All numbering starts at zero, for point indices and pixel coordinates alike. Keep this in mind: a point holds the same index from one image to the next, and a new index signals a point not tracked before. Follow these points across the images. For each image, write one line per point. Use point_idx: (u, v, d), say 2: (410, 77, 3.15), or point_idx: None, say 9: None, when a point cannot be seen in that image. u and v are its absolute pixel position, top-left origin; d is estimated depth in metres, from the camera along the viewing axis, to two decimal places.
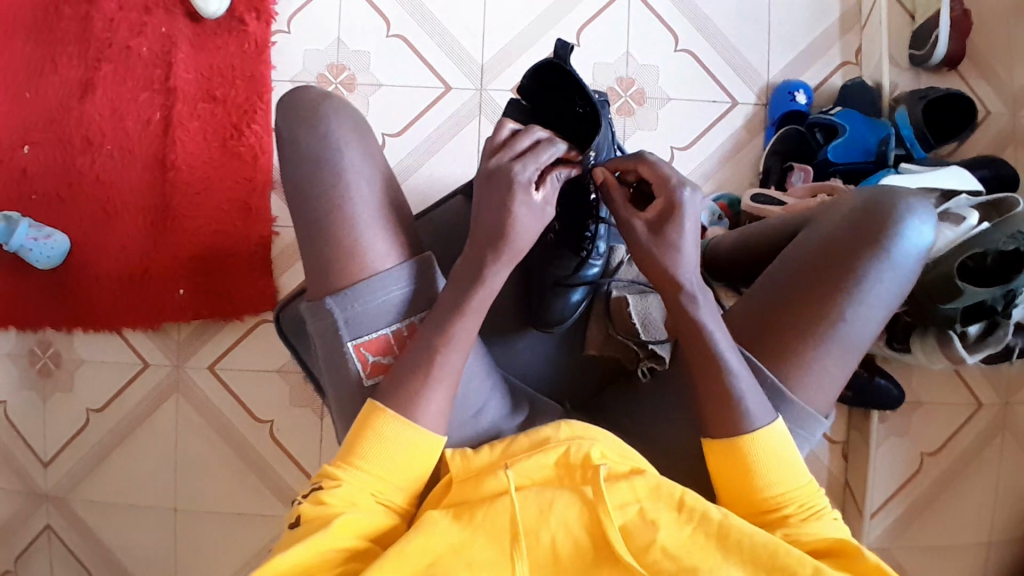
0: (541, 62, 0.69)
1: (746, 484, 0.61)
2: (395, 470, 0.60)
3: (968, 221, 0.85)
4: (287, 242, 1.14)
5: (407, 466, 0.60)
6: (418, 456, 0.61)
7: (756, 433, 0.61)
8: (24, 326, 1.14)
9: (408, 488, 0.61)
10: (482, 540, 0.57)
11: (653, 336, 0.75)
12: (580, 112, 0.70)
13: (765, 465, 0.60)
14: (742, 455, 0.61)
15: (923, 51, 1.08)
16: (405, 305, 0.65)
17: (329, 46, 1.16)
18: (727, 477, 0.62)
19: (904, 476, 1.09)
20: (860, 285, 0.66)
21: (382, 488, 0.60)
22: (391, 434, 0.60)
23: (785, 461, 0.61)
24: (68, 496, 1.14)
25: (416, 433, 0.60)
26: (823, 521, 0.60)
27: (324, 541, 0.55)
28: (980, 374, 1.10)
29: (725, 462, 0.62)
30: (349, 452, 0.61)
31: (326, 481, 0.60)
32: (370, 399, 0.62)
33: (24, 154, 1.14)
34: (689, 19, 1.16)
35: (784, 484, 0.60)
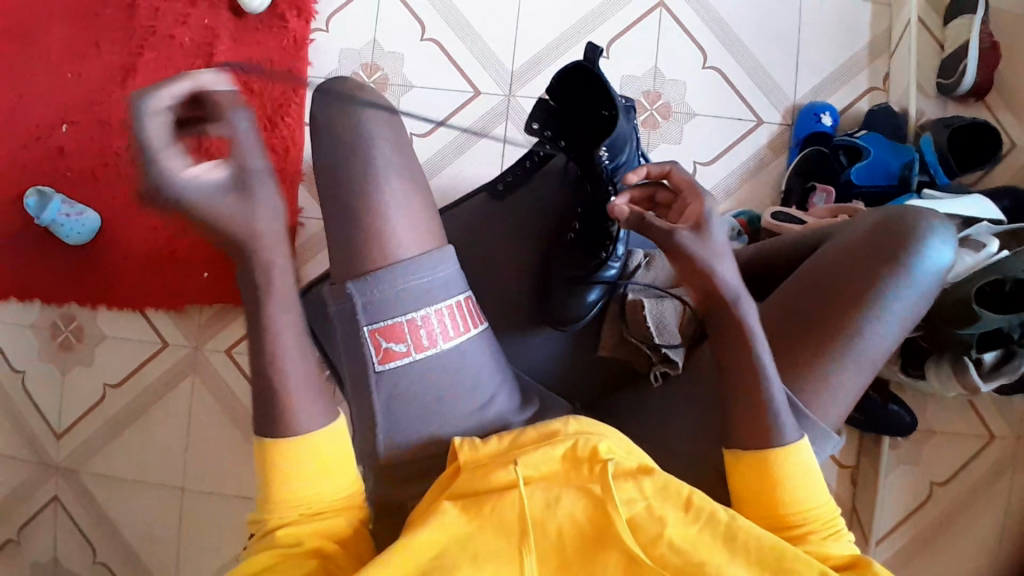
0: (568, 64, 0.71)
1: (766, 499, 0.61)
2: (315, 482, 0.59)
3: (989, 248, 0.84)
4: (311, 233, 1.16)
5: (325, 471, 0.59)
6: (330, 456, 0.60)
7: (787, 447, 0.61)
8: (49, 299, 1.17)
9: (340, 491, 0.60)
10: (489, 532, 0.58)
11: (668, 340, 0.73)
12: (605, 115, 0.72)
13: (790, 479, 0.60)
14: (767, 468, 0.61)
15: (950, 80, 1.09)
16: (424, 295, 0.65)
17: (365, 46, 1.18)
18: (750, 490, 0.62)
19: (912, 506, 1.07)
20: (879, 299, 0.67)
21: (312, 503, 0.59)
22: (289, 452, 0.58)
23: (808, 477, 0.61)
24: (78, 469, 1.15)
25: (309, 438, 0.59)
26: (840, 540, 0.60)
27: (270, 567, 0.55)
28: (994, 406, 1.09)
29: (749, 474, 0.62)
30: (266, 489, 0.59)
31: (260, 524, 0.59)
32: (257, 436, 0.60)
33: (63, 133, 1.17)
34: (718, 38, 1.17)
35: (808, 501, 0.60)
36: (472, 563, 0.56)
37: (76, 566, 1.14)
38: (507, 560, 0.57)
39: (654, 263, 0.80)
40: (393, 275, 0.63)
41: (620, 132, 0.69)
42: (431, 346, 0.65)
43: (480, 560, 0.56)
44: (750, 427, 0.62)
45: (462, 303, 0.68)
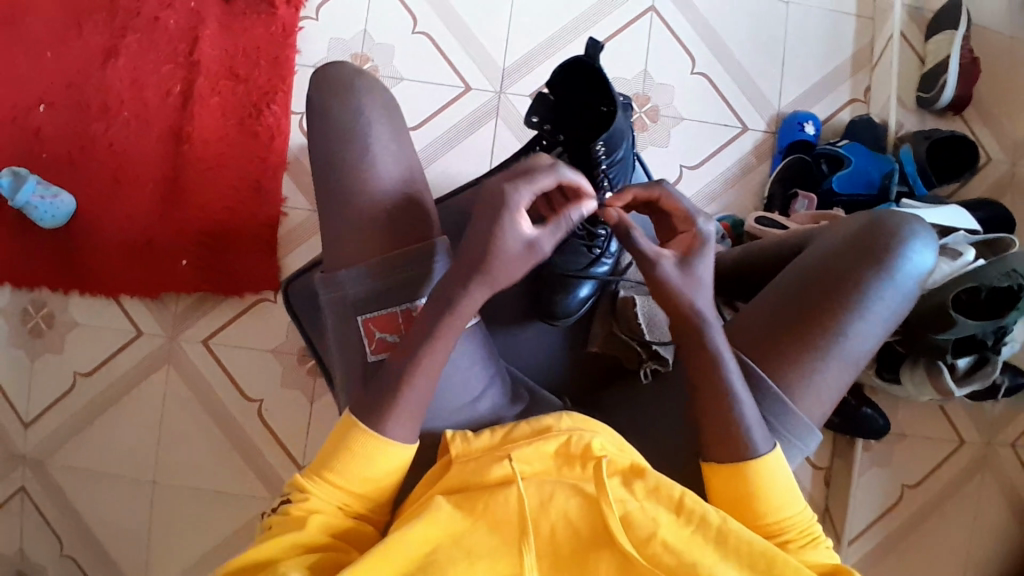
0: (568, 60, 0.73)
1: (744, 510, 0.61)
2: (368, 481, 0.59)
3: (965, 256, 0.89)
4: (295, 224, 1.14)
5: (373, 473, 0.59)
6: (384, 465, 0.59)
7: (761, 458, 0.61)
8: (20, 285, 1.13)
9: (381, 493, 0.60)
10: (483, 529, 0.58)
11: (657, 338, 0.77)
12: (603, 111, 0.76)
13: (765, 489, 0.61)
14: (740, 480, 0.61)
15: (930, 94, 1.12)
16: (399, 290, 0.63)
17: (355, 37, 1.17)
18: (724, 501, 0.62)
19: (884, 507, 1.10)
20: (863, 300, 0.69)
21: (352, 497, 0.59)
22: (364, 450, 0.59)
23: (783, 487, 0.61)
24: (45, 460, 1.12)
25: (387, 448, 0.59)
26: (819, 549, 0.61)
27: (294, 544, 0.55)
28: (963, 411, 1.12)
29: (722, 485, 0.62)
30: (323, 464, 0.59)
31: (297, 494, 0.59)
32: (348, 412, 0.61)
33: (40, 113, 1.14)
34: (706, 44, 1.19)
35: (786, 510, 0.61)
36: (466, 558, 0.56)
37: (41, 561, 1.10)
38: (499, 558, 0.57)
39: (644, 263, 0.84)
40: (377, 272, 0.63)
41: (616, 127, 0.73)
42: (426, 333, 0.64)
43: (474, 558, 0.56)
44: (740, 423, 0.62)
45: None
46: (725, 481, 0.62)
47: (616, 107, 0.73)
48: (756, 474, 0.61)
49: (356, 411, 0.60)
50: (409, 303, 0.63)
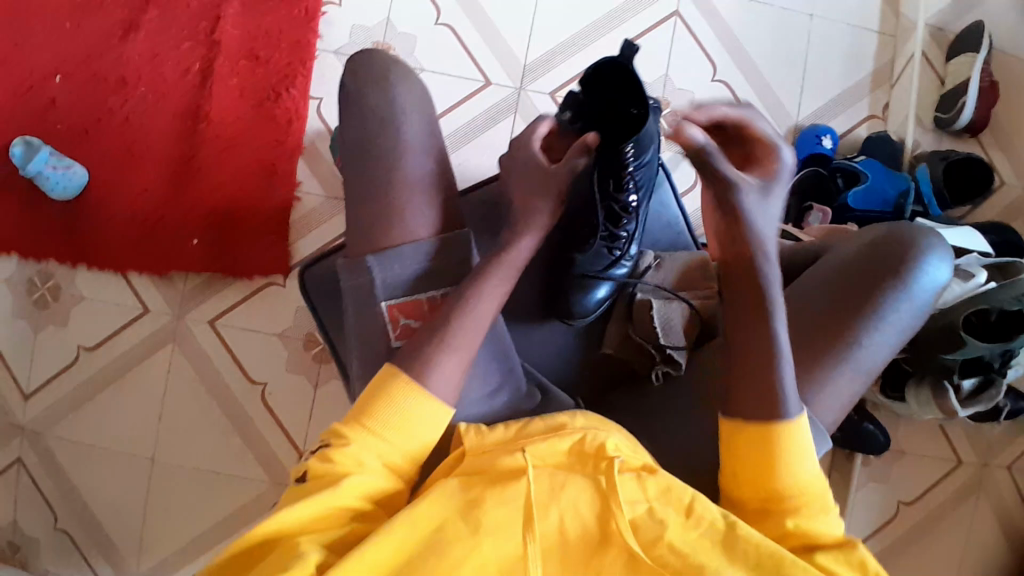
0: (603, 61, 0.67)
1: (762, 472, 0.61)
2: (407, 433, 0.59)
3: (977, 278, 0.89)
4: (308, 209, 1.14)
5: (417, 433, 0.59)
6: (427, 426, 0.60)
7: (788, 421, 0.61)
8: (27, 255, 1.12)
9: (421, 449, 0.60)
10: (492, 503, 0.57)
11: (673, 342, 0.75)
12: (633, 113, 0.69)
13: (787, 448, 0.60)
14: (762, 439, 0.61)
15: (948, 115, 1.12)
16: (431, 277, 0.65)
17: (378, 25, 1.17)
18: (742, 459, 0.62)
19: (880, 522, 1.11)
20: (879, 312, 0.69)
21: (391, 449, 0.59)
22: (404, 399, 0.59)
23: (803, 451, 0.61)
24: (44, 433, 1.11)
25: (437, 410, 0.60)
26: (831, 519, 0.60)
27: (328, 501, 0.55)
28: (962, 432, 1.13)
29: (743, 442, 0.62)
30: (362, 411, 0.59)
31: (335, 440, 0.59)
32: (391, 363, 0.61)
33: (56, 83, 1.13)
34: (728, 52, 1.19)
35: (804, 477, 0.60)
36: (473, 536, 0.55)
37: (35, 534, 1.10)
38: (506, 543, 0.56)
39: (664, 265, 0.82)
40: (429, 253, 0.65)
41: (648, 131, 0.69)
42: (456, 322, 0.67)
43: (480, 536, 0.55)
44: None
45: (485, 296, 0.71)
46: (748, 437, 0.62)
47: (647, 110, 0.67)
48: (781, 434, 0.61)
49: (395, 360, 0.62)
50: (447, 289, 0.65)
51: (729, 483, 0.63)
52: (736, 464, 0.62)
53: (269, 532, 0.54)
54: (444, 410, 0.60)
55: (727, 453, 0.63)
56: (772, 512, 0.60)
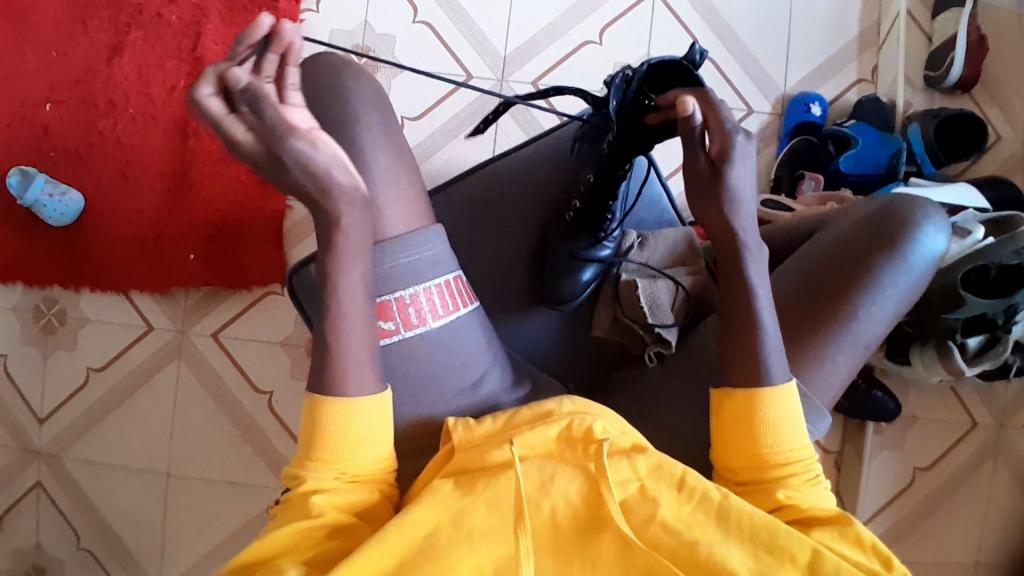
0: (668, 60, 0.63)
1: (749, 443, 0.62)
2: (357, 446, 0.59)
3: (974, 235, 0.85)
4: (300, 217, 1.15)
5: (366, 443, 0.59)
6: (371, 432, 0.60)
7: (772, 388, 0.62)
8: (31, 282, 1.14)
9: (377, 460, 0.61)
10: (483, 507, 0.57)
11: (661, 320, 0.74)
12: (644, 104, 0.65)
13: (773, 419, 0.61)
14: (749, 406, 0.62)
15: (938, 72, 1.11)
16: (401, 276, 0.66)
17: (356, 28, 1.17)
18: (729, 432, 0.63)
19: (896, 490, 1.09)
20: (873, 285, 0.68)
21: (347, 467, 0.59)
22: (337, 421, 0.58)
23: (788, 414, 0.61)
24: (60, 455, 1.13)
25: (377, 406, 0.60)
26: (819, 491, 0.61)
27: (305, 527, 0.56)
28: (975, 393, 1.11)
29: (731, 414, 0.63)
30: (307, 446, 0.59)
31: (295, 482, 0.59)
32: (309, 394, 0.60)
33: (47, 111, 1.15)
34: (710, 26, 1.18)
35: (790, 444, 0.61)
36: (466, 541, 0.56)
37: (58, 554, 1.12)
38: (501, 537, 0.57)
39: (647, 243, 0.83)
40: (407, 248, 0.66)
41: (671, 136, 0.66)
42: (419, 324, 0.66)
43: (474, 537, 0.56)
44: (741, 411, 0.62)
45: (451, 283, 0.69)
46: (735, 409, 0.63)
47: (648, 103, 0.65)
48: (768, 406, 0.61)
49: (314, 387, 0.60)
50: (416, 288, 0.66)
51: (717, 456, 0.64)
52: (723, 437, 0.63)
53: (254, 554, 0.55)
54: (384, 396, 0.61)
55: (716, 427, 0.64)
56: (760, 483, 0.61)
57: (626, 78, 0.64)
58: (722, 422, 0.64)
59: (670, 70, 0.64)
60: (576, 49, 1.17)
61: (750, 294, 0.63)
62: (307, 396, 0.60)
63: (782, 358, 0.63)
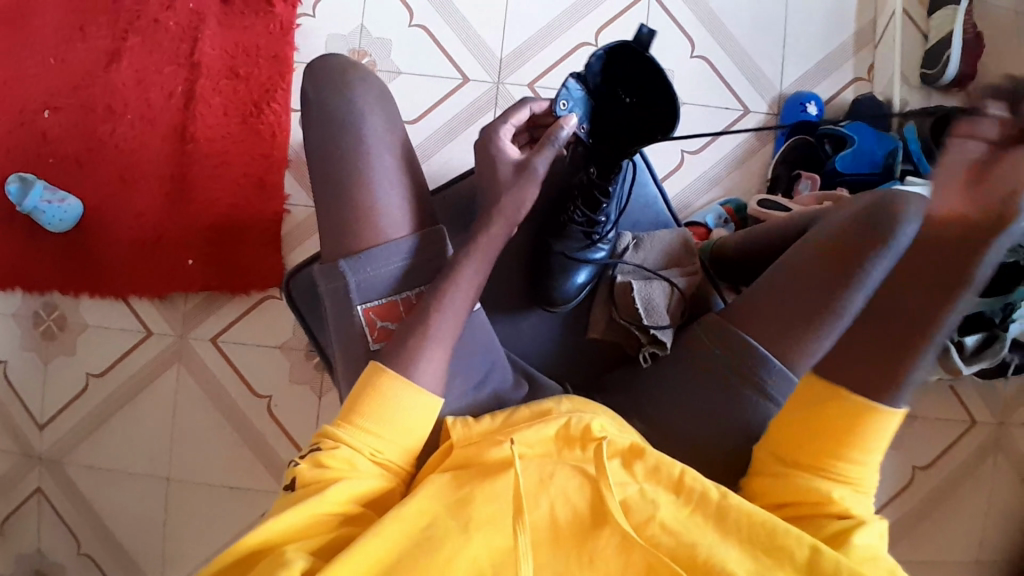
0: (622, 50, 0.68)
1: (822, 437, 0.58)
2: (400, 431, 0.61)
3: None
4: (299, 220, 1.15)
5: (405, 430, 0.61)
6: (411, 423, 0.61)
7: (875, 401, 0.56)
8: (31, 288, 1.15)
9: (402, 453, 0.61)
10: (482, 502, 0.57)
11: (657, 321, 0.76)
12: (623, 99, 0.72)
13: (862, 429, 0.57)
14: (840, 406, 0.57)
15: (934, 71, 1.11)
16: (402, 279, 0.67)
17: (353, 32, 1.18)
18: (811, 421, 0.59)
19: (896, 489, 1.09)
20: (860, 275, 0.67)
21: (383, 446, 0.60)
22: (392, 398, 0.60)
23: (879, 431, 0.57)
24: (61, 460, 1.14)
25: (425, 400, 0.61)
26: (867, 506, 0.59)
27: (318, 508, 0.56)
28: (974, 391, 1.11)
29: (822, 406, 0.59)
30: (353, 410, 0.61)
31: (326, 442, 0.60)
32: (374, 361, 0.63)
33: (46, 118, 1.16)
34: (706, 26, 1.18)
35: (862, 458, 0.58)
36: (464, 534, 0.56)
37: (60, 559, 1.12)
38: (502, 540, 0.56)
39: (642, 244, 0.83)
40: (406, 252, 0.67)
41: (646, 120, 0.71)
42: None
43: (474, 528, 0.56)
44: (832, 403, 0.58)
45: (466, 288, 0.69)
46: (833, 414, 0.58)
47: (631, 98, 0.72)
48: (867, 417, 0.57)
49: (378, 363, 0.62)
50: (420, 289, 0.67)
51: (785, 446, 0.61)
52: (802, 431, 0.60)
53: (259, 540, 0.54)
54: (432, 400, 0.62)
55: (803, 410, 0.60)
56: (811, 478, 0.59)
57: (581, 78, 0.71)
58: (809, 419, 0.59)
59: (628, 57, 0.69)
60: (572, 50, 1.17)
61: None
62: (372, 361, 0.63)
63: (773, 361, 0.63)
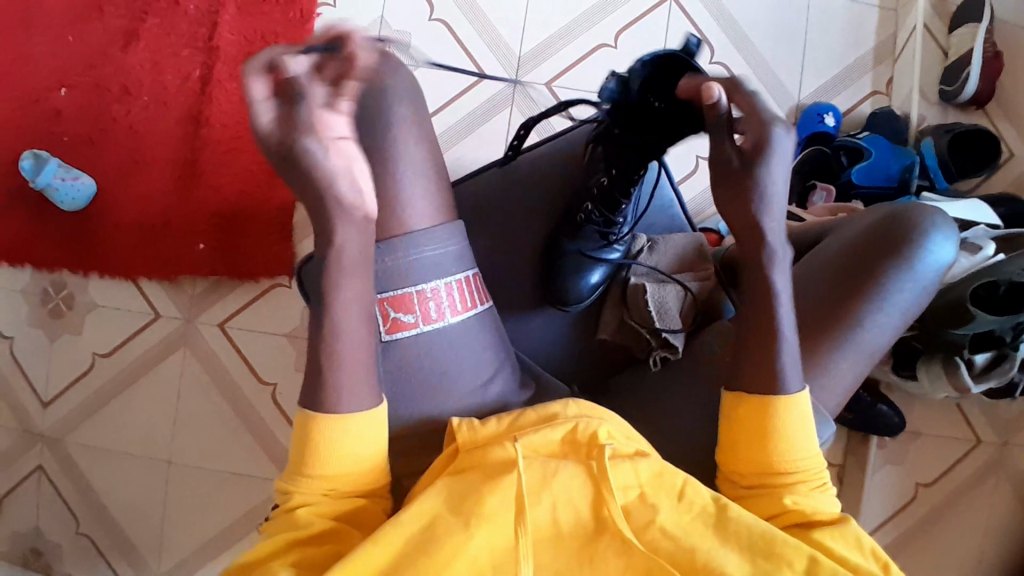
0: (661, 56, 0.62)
1: (757, 444, 0.62)
2: (344, 459, 0.58)
3: (985, 250, 0.86)
4: (309, 210, 1.15)
5: (347, 457, 0.58)
6: (352, 446, 0.58)
7: (788, 396, 0.61)
8: (41, 266, 1.15)
9: (361, 471, 0.59)
10: (490, 499, 0.57)
11: (669, 325, 0.75)
12: (655, 107, 0.66)
13: (787, 428, 0.61)
14: (758, 409, 0.62)
15: (952, 87, 1.11)
16: (418, 272, 0.67)
17: (372, 24, 1.18)
18: (743, 433, 0.63)
19: (897, 505, 1.09)
20: (882, 292, 0.67)
21: (334, 478, 0.58)
22: (328, 436, 0.57)
23: (800, 424, 0.61)
24: (62, 439, 1.14)
25: (353, 424, 0.58)
26: (827, 498, 0.61)
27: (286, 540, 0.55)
28: (980, 410, 1.10)
29: (742, 418, 0.63)
30: (297, 459, 0.59)
31: (284, 496, 0.59)
32: (302, 408, 0.59)
33: (62, 97, 1.16)
34: (726, 33, 1.18)
35: (800, 453, 0.61)
36: (464, 529, 0.55)
37: (57, 538, 1.12)
38: (501, 538, 0.57)
39: (656, 247, 0.83)
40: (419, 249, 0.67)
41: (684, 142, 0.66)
42: (438, 319, 0.68)
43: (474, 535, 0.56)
44: (745, 415, 0.63)
45: (470, 279, 0.71)
46: (749, 415, 0.62)
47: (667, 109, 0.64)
48: (781, 413, 0.61)
49: (306, 405, 0.59)
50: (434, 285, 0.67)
51: (730, 461, 0.64)
52: (735, 443, 0.63)
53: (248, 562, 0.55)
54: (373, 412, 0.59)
55: (726, 428, 0.65)
56: (766, 487, 0.61)
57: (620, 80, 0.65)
58: (733, 429, 0.64)
59: (671, 65, 0.62)
60: (590, 51, 1.17)
61: (754, 299, 0.64)
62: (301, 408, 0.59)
63: (797, 366, 0.63)
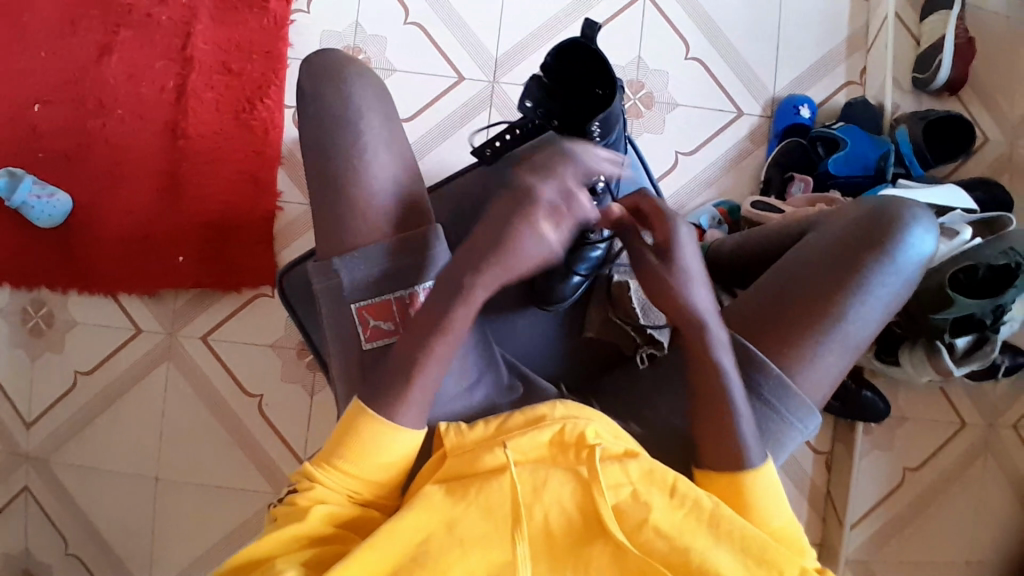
0: (566, 43, 0.73)
1: None
2: (377, 466, 0.61)
3: (962, 235, 0.88)
4: (290, 218, 1.14)
5: (381, 462, 0.61)
6: (391, 453, 0.61)
7: (752, 469, 0.62)
8: (19, 284, 1.13)
9: (383, 478, 0.62)
10: (475, 514, 0.57)
11: (652, 322, 0.79)
12: (597, 94, 0.75)
13: (756, 501, 0.62)
14: (727, 483, 0.62)
15: (926, 74, 1.12)
16: (388, 279, 0.66)
17: (347, 29, 1.18)
18: None
19: (887, 490, 1.10)
20: (864, 286, 0.68)
21: (358, 481, 0.61)
22: (371, 437, 0.61)
23: (769, 498, 0.62)
24: (48, 458, 1.12)
25: (395, 434, 0.61)
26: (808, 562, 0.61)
27: (292, 533, 0.58)
28: (965, 393, 1.12)
29: (713, 495, 0.63)
30: (331, 452, 0.62)
31: (304, 482, 0.61)
32: (354, 398, 0.63)
33: (36, 112, 1.14)
34: (701, 28, 1.18)
35: (773, 523, 0.61)
36: (458, 546, 0.56)
37: (46, 558, 1.11)
38: (495, 545, 0.57)
39: None
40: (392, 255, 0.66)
41: (614, 108, 0.72)
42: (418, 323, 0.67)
43: (467, 546, 0.56)
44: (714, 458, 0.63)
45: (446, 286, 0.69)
46: (720, 491, 0.63)
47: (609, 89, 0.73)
48: (749, 486, 0.62)
49: (363, 396, 0.63)
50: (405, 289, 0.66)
51: None
52: None
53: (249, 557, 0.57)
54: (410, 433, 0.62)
55: None
56: None
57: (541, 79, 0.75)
58: None
59: (573, 51, 0.74)
60: None
61: None
62: (354, 399, 0.63)
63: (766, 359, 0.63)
